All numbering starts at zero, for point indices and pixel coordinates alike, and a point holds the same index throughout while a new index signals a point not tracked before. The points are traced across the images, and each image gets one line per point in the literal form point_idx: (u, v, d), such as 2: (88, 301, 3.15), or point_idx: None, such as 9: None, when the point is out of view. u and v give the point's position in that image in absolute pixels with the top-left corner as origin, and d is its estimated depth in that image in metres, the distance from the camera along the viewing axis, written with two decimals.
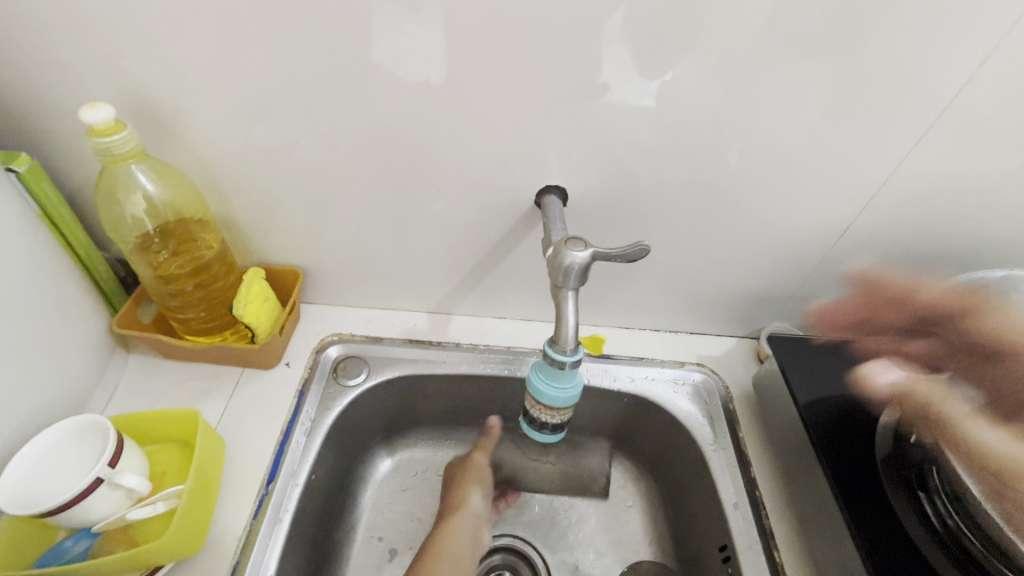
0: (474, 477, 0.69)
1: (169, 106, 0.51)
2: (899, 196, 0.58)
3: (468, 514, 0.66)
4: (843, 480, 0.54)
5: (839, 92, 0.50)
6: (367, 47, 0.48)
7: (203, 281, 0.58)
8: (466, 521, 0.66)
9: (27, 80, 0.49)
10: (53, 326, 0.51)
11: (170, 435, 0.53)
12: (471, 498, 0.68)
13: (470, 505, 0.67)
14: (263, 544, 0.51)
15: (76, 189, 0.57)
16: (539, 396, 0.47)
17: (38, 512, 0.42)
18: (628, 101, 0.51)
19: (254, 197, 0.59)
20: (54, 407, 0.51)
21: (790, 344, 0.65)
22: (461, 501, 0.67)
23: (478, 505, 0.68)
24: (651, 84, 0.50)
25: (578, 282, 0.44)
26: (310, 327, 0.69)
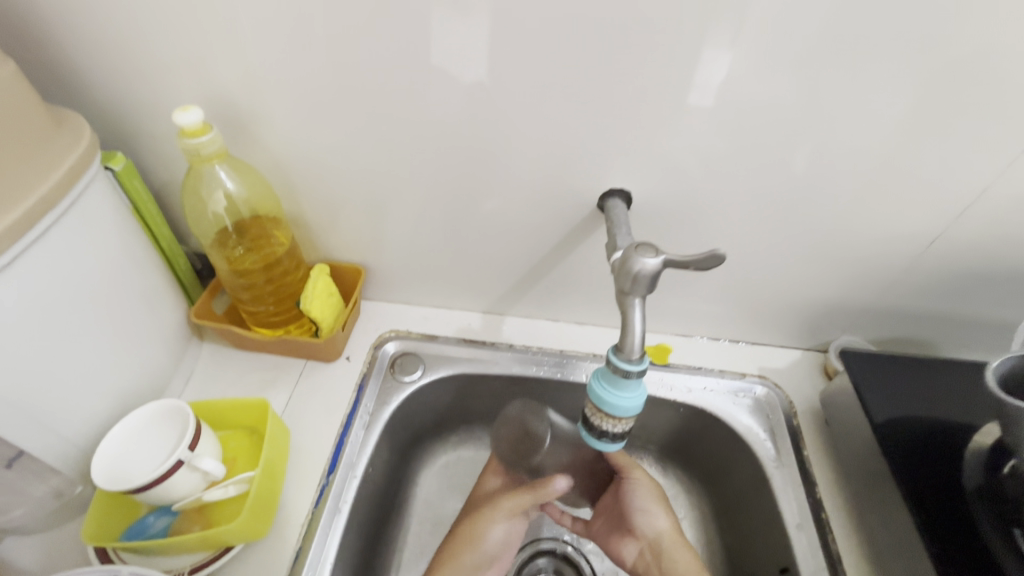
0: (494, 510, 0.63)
1: (250, 107, 0.53)
2: (996, 205, 0.53)
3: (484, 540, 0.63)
4: (930, 513, 0.50)
5: (937, 91, 0.46)
6: (438, 51, 0.48)
7: (274, 276, 0.60)
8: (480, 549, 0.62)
9: (123, 84, 0.52)
10: (143, 315, 0.55)
11: (240, 423, 0.56)
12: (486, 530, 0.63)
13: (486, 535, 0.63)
14: (324, 533, 0.53)
15: (161, 185, 0.61)
16: (601, 404, 0.45)
17: (128, 488, 0.45)
18: (684, 102, 0.50)
19: (324, 196, 0.61)
20: (141, 390, 0.55)
21: (864, 359, 0.61)
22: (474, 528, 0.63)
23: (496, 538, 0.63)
24: (709, 84, 0.48)
25: (646, 289, 0.43)
26: (368, 323, 0.71)
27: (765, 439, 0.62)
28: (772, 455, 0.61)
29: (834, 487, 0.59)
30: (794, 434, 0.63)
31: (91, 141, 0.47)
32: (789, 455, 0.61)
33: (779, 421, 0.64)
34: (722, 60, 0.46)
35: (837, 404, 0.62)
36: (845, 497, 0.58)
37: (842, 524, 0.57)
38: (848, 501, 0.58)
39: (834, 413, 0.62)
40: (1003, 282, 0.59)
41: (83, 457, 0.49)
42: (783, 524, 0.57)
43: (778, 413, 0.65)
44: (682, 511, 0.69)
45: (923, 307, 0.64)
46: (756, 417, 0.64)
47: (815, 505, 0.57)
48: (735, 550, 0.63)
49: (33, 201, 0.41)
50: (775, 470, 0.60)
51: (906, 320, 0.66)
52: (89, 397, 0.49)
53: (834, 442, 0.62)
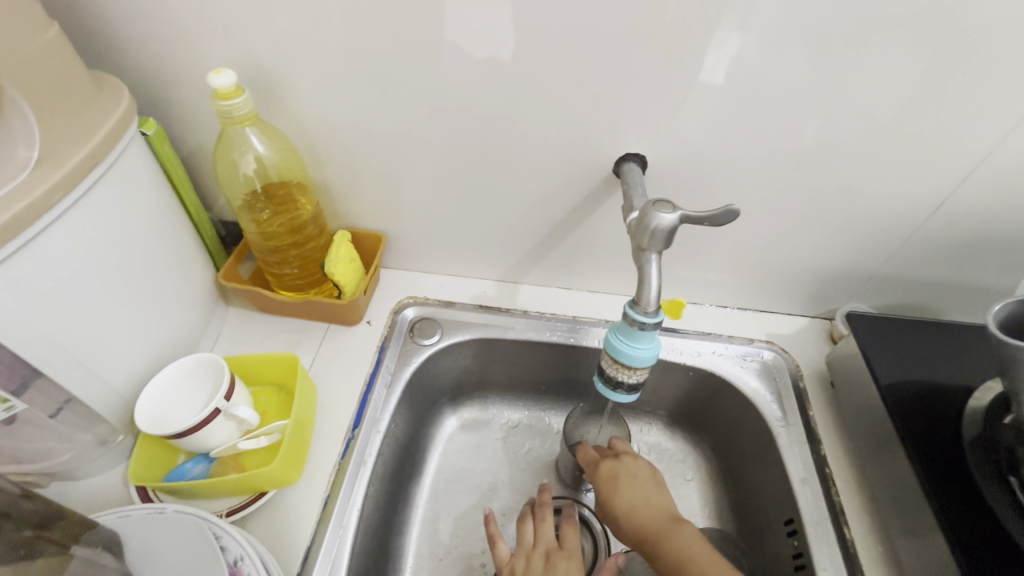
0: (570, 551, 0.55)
1: (278, 74, 0.55)
2: (1000, 172, 0.54)
3: None
4: (930, 464, 0.53)
5: (947, 58, 0.47)
6: (459, 18, 0.49)
7: (299, 240, 0.62)
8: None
9: (154, 51, 0.54)
10: (175, 277, 0.57)
11: (270, 379, 0.58)
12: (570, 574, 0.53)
13: None
14: (350, 482, 0.55)
15: (188, 152, 0.63)
16: (617, 355, 0.47)
17: (171, 433, 0.47)
18: (702, 71, 0.51)
19: (347, 163, 0.63)
20: (174, 348, 0.57)
21: (869, 323, 0.63)
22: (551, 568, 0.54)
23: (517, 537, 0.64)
24: (728, 53, 0.49)
25: (662, 245, 0.45)
26: (387, 289, 0.73)
27: (771, 400, 0.65)
28: (778, 415, 0.64)
29: (838, 444, 0.62)
30: (800, 396, 0.65)
31: (130, 101, 0.49)
32: (795, 415, 0.63)
33: (785, 383, 0.66)
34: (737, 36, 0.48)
35: (842, 366, 0.64)
36: (848, 453, 0.61)
37: (845, 479, 0.59)
38: (851, 457, 0.61)
39: (839, 375, 0.64)
40: (1007, 248, 0.61)
41: (125, 407, 0.52)
42: (788, 480, 0.59)
43: (784, 376, 0.67)
44: (690, 473, 0.71)
45: (928, 273, 0.66)
46: (763, 380, 0.67)
47: (819, 461, 0.60)
48: (742, 508, 0.66)
49: (83, 154, 0.43)
50: (781, 429, 0.62)
51: (910, 286, 0.68)
52: (128, 351, 0.51)
53: (839, 403, 0.64)
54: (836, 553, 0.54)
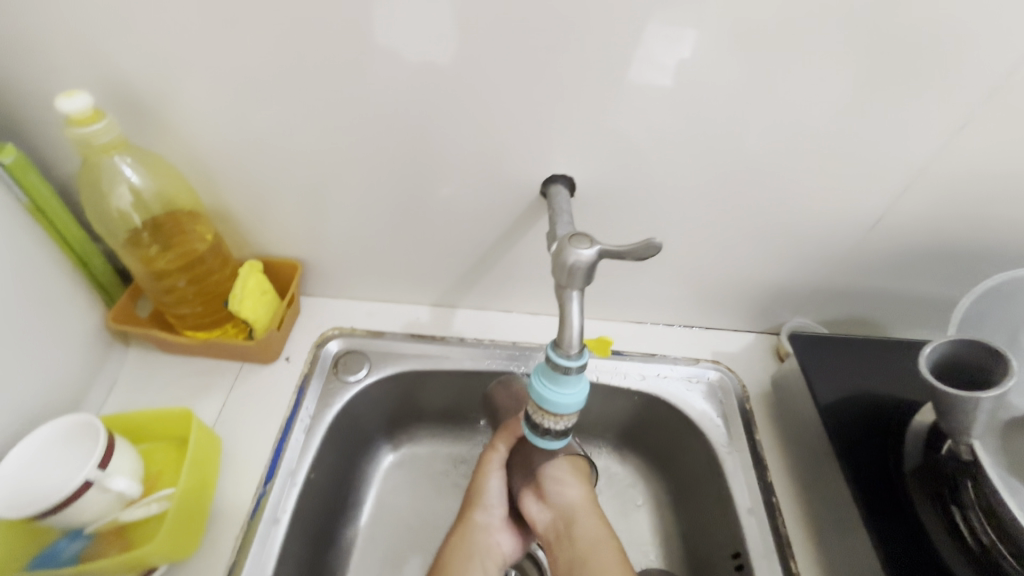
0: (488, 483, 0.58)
1: (157, 90, 0.48)
2: (936, 184, 0.53)
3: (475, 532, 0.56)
4: (870, 494, 0.51)
5: (876, 71, 0.45)
6: (358, 28, 0.45)
7: (197, 276, 0.56)
8: (479, 518, 0.56)
9: (7, 68, 0.46)
10: (49, 323, 0.50)
11: (165, 434, 0.52)
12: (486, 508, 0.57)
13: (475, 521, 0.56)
14: (258, 547, 0.50)
15: (66, 180, 0.55)
16: (542, 402, 0.43)
17: (30, 514, 0.41)
18: (643, 79, 0.47)
19: (250, 188, 0.57)
20: (52, 405, 0.51)
21: (812, 342, 0.61)
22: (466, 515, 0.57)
23: (494, 495, 0.58)
24: (667, 63, 0.46)
25: (584, 281, 0.41)
26: (311, 320, 0.67)
27: (718, 424, 0.62)
28: (725, 440, 0.61)
29: (785, 469, 0.59)
30: (747, 418, 0.63)
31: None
32: (741, 439, 0.61)
33: (732, 406, 0.64)
34: (654, 42, 0.45)
35: (787, 386, 0.62)
36: (795, 478, 0.59)
37: (792, 506, 0.57)
38: (799, 482, 0.58)
39: (786, 395, 0.62)
40: (946, 260, 0.60)
41: None
42: (735, 510, 0.57)
43: (731, 398, 0.64)
44: (640, 498, 0.68)
45: (871, 285, 0.64)
46: (710, 403, 0.64)
47: (765, 488, 0.57)
48: (691, 536, 0.63)
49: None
50: (728, 455, 0.60)
51: (855, 299, 0.66)
52: None
53: (785, 423, 0.62)
54: None
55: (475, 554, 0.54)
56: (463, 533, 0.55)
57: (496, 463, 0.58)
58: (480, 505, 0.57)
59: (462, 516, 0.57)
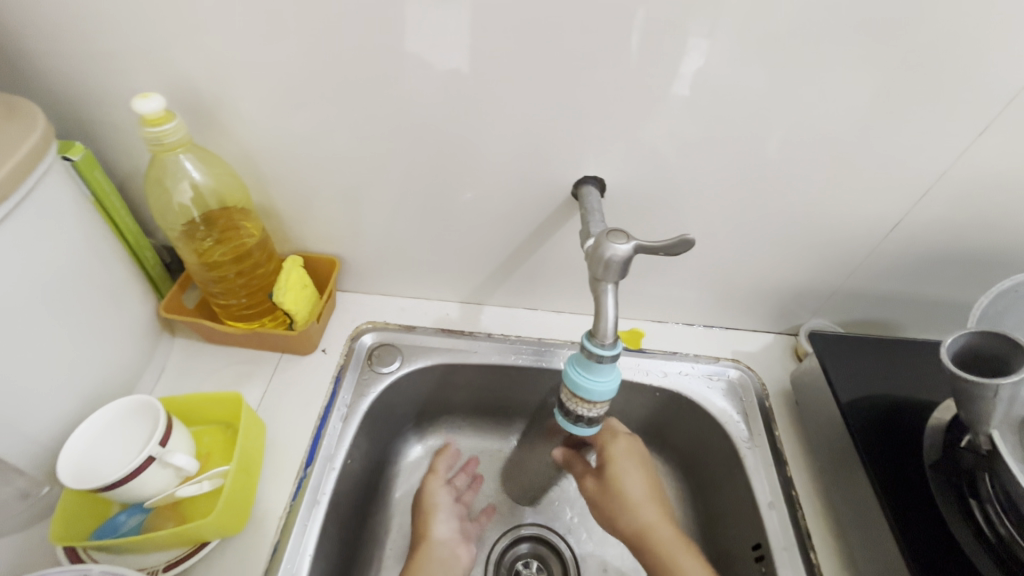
0: (434, 502, 0.64)
1: (215, 94, 0.52)
2: (954, 189, 0.55)
3: (436, 545, 0.61)
4: (891, 485, 0.52)
5: (896, 81, 0.48)
6: (404, 38, 0.47)
7: (245, 268, 0.59)
8: (437, 551, 0.60)
9: (79, 73, 0.50)
10: (109, 312, 0.53)
11: (214, 418, 0.55)
12: (436, 526, 0.62)
13: (435, 536, 0.62)
14: (301, 526, 0.52)
15: (124, 177, 0.59)
16: (576, 389, 0.46)
17: (98, 487, 0.44)
18: (664, 90, 0.50)
19: (295, 187, 0.60)
20: (109, 388, 0.54)
21: (831, 341, 0.63)
22: (423, 533, 0.62)
23: (444, 534, 0.62)
24: (686, 74, 0.48)
25: (618, 275, 0.43)
26: (345, 315, 0.70)
27: (738, 421, 0.64)
28: (745, 435, 0.63)
29: (804, 465, 0.61)
30: (766, 415, 0.64)
31: (48, 131, 0.45)
32: (761, 436, 0.63)
33: (752, 403, 0.65)
34: (685, 51, 0.47)
35: (806, 384, 0.64)
36: (813, 473, 0.60)
37: (812, 501, 0.59)
38: (818, 478, 0.60)
39: (803, 393, 0.64)
40: (963, 263, 0.62)
41: (50, 456, 0.48)
42: (756, 504, 0.58)
43: (751, 395, 0.66)
44: None
45: (889, 288, 0.66)
46: (730, 400, 0.66)
47: (785, 483, 0.59)
48: (711, 530, 0.65)
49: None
50: (748, 450, 0.62)
51: (872, 301, 0.68)
52: (53, 396, 0.47)
53: (804, 420, 0.64)
54: None
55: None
56: (424, 557, 0.59)
57: (440, 503, 0.65)
58: (437, 520, 0.63)
59: (416, 550, 0.60)
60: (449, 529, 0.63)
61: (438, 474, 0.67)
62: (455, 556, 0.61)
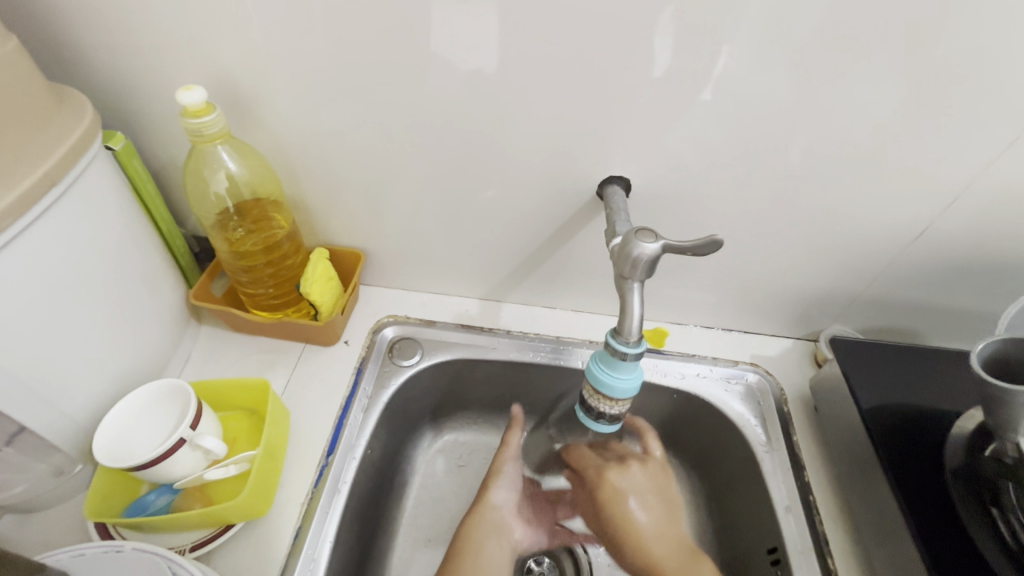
0: (499, 470, 0.68)
1: (252, 88, 0.53)
2: (983, 199, 0.54)
3: (491, 511, 0.66)
4: (913, 492, 0.52)
5: (926, 88, 0.47)
6: (436, 37, 0.48)
7: (274, 259, 0.60)
8: (490, 518, 0.65)
9: (123, 65, 0.52)
10: (143, 298, 0.55)
11: (241, 404, 0.56)
12: (496, 494, 0.67)
13: (492, 500, 0.66)
14: (322, 513, 0.53)
15: (160, 167, 0.60)
16: (599, 385, 0.47)
17: (132, 466, 0.45)
18: (687, 94, 0.50)
19: (325, 180, 0.61)
20: (141, 372, 0.55)
21: (853, 348, 0.63)
22: (484, 496, 0.67)
23: (502, 501, 0.67)
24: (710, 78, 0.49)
25: (645, 274, 0.44)
26: (367, 308, 0.71)
27: (756, 425, 0.64)
28: (763, 440, 0.63)
29: (822, 471, 0.61)
30: (784, 420, 0.64)
31: (84, 134, 0.45)
32: (779, 440, 0.63)
33: (770, 407, 0.65)
34: (717, 55, 0.47)
35: (825, 390, 0.63)
36: (831, 479, 0.60)
37: (829, 507, 0.58)
38: (836, 484, 0.60)
39: (822, 399, 0.64)
40: (989, 274, 0.61)
41: (85, 435, 0.49)
42: (773, 508, 0.58)
43: (769, 400, 0.66)
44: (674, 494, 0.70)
45: (912, 297, 0.65)
46: (748, 404, 0.66)
47: (803, 488, 0.59)
48: (725, 533, 0.65)
49: (21, 190, 0.40)
50: (765, 454, 0.62)
51: (893, 310, 0.67)
52: (89, 378, 0.49)
53: (822, 426, 0.64)
54: None
55: (490, 542, 0.64)
56: (477, 524, 0.64)
57: (505, 475, 0.68)
58: (491, 502, 0.66)
59: (473, 513, 0.66)
60: (506, 497, 0.67)
61: (512, 450, 0.69)
62: (509, 525, 0.66)
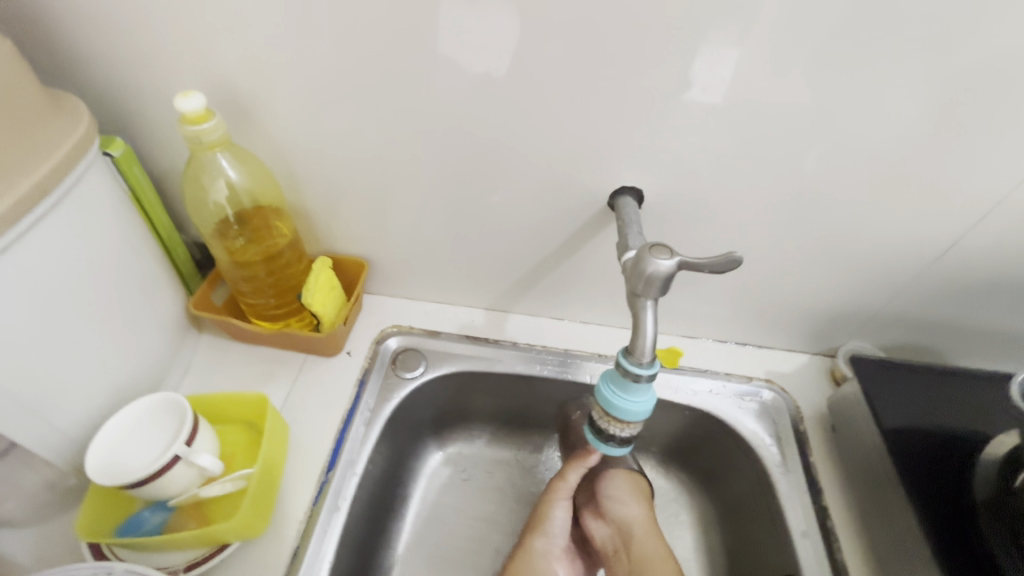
0: (547, 517, 0.58)
1: (254, 94, 0.52)
2: (1015, 213, 0.52)
3: (535, 558, 0.56)
4: (939, 523, 0.50)
5: (957, 98, 0.45)
6: (443, 42, 0.47)
7: (275, 268, 0.59)
8: (534, 565, 0.56)
9: (123, 70, 0.50)
10: (141, 307, 0.53)
11: (239, 418, 0.55)
12: (537, 541, 0.57)
13: (535, 548, 0.57)
14: (322, 531, 0.52)
15: (161, 172, 0.59)
16: (610, 408, 0.44)
17: (124, 483, 0.44)
18: (700, 103, 0.48)
19: (328, 188, 0.60)
20: (138, 383, 0.54)
21: (873, 366, 0.60)
22: (524, 544, 0.57)
23: (546, 547, 0.57)
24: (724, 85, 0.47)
25: (659, 292, 0.42)
26: (370, 317, 0.70)
27: (771, 444, 0.62)
28: (778, 460, 0.60)
29: (840, 494, 0.58)
30: (800, 439, 0.62)
31: (79, 142, 0.44)
32: (795, 461, 0.60)
33: (785, 426, 0.63)
34: (736, 62, 0.45)
35: (843, 410, 0.61)
36: (850, 503, 0.58)
37: (848, 533, 0.56)
38: (855, 509, 0.57)
39: (840, 419, 0.61)
40: (1018, 291, 0.58)
41: (79, 449, 0.48)
42: (788, 532, 0.56)
43: (784, 418, 0.64)
44: (684, 513, 0.68)
45: (935, 313, 0.63)
46: (762, 422, 0.64)
47: (820, 512, 0.57)
48: (737, 556, 0.62)
49: (13, 201, 0.38)
50: (781, 475, 0.59)
51: (916, 326, 0.65)
52: (84, 390, 0.48)
53: (840, 447, 0.61)
54: None
55: None
56: (517, 571, 0.55)
57: (554, 520, 0.58)
58: (531, 552, 0.57)
59: (513, 557, 0.57)
60: (551, 543, 0.57)
61: (564, 492, 0.59)
62: (554, 573, 0.56)
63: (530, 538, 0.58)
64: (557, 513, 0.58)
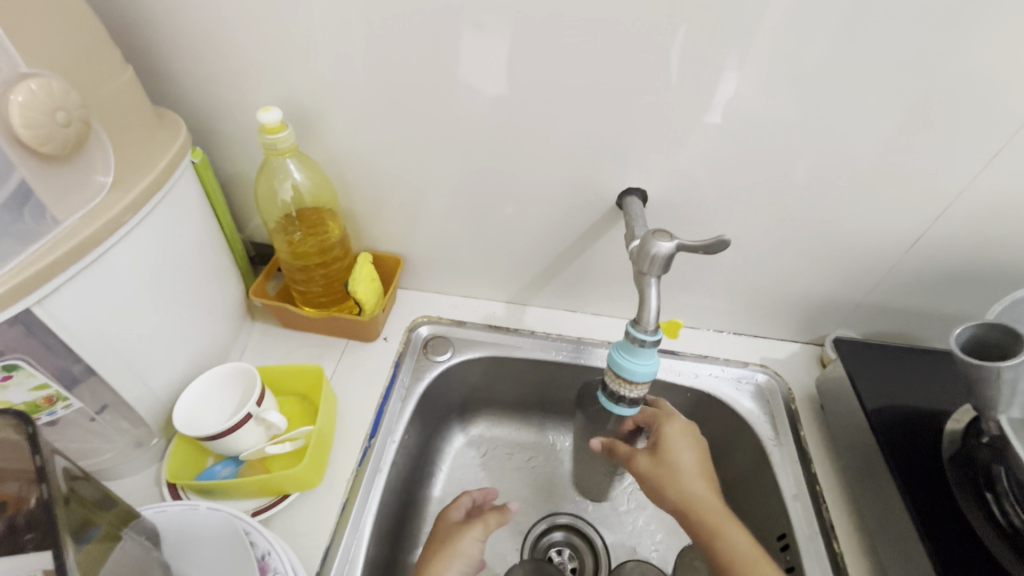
0: (458, 543, 0.58)
1: (316, 109, 0.61)
2: (973, 208, 0.59)
3: (453, 543, 0.58)
4: (910, 481, 0.56)
5: (914, 111, 0.53)
6: (477, 66, 0.55)
7: (327, 261, 0.68)
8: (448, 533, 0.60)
9: (208, 90, 0.60)
10: (213, 292, 0.62)
11: (295, 390, 0.63)
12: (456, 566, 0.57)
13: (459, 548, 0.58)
14: (367, 488, 0.59)
15: (228, 178, 0.68)
16: (620, 369, 0.53)
17: (205, 435, 0.51)
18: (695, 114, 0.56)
19: (372, 192, 0.68)
20: (208, 358, 0.62)
21: (855, 348, 0.67)
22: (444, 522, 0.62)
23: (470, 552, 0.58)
24: (718, 100, 0.55)
25: (661, 270, 0.50)
26: (403, 309, 0.78)
27: (765, 421, 0.68)
28: (772, 435, 0.67)
29: (828, 464, 0.65)
30: (792, 417, 0.69)
31: (180, 150, 0.53)
32: (787, 435, 0.67)
33: (778, 405, 0.70)
34: (724, 81, 0.53)
35: (831, 389, 0.68)
36: (837, 471, 0.64)
37: (836, 497, 0.62)
38: (840, 476, 0.64)
39: (828, 398, 0.68)
40: (982, 280, 0.66)
41: (162, 411, 0.56)
42: (782, 497, 0.62)
43: (777, 399, 0.70)
44: None
45: (912, 302, 0.70)
46: (757, 402, 0.70)
47: (810, 479, 0.63)
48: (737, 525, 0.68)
49: (134, 196, 0.47)
50: (774, 448, 0.66)
51: (894, 314, 0.72)
52: (170, 360, 0.55)
53: (828, 423, 0.68)
54: (826, 567, 0.57)
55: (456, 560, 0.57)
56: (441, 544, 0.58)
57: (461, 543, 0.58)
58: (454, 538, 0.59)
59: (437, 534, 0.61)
60: (471, 546, 0.58)
61: (482, 530, 0.59)
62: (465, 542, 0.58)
63: (451, 522, 0.61)
64: (469, 539, 0.58)
